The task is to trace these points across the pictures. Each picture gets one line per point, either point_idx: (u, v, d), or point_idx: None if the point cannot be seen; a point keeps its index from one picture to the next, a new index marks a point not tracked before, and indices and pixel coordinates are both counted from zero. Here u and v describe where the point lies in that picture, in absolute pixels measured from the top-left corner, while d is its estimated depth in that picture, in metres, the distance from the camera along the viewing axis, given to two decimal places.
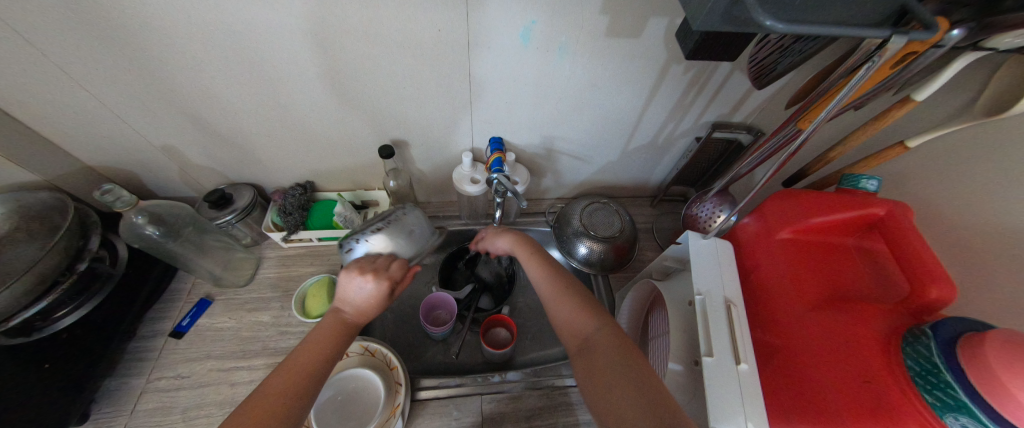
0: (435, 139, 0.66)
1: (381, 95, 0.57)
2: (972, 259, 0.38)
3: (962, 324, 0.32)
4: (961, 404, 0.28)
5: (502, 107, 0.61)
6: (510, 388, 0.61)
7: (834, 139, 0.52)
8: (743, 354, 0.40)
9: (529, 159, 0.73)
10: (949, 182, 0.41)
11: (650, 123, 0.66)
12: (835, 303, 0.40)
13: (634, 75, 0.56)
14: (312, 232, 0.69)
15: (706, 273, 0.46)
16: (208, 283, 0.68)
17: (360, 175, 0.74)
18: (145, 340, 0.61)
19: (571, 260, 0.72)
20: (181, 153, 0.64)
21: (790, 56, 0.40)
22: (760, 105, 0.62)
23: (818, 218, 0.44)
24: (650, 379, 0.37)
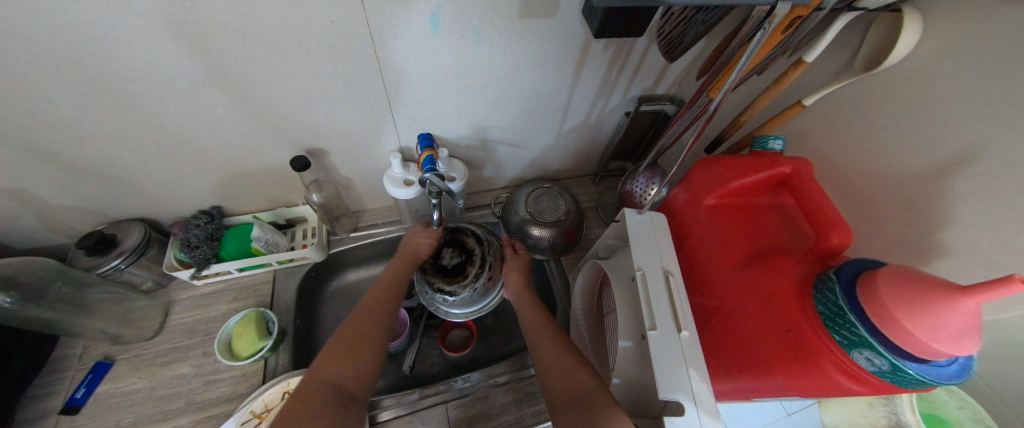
0: (357, 142, 0.60)
1: (280, 101, 0.50)
2: (862, 202, 0.42)
3: (858, 266, 0.35)
4: (863, 340, 0.31)
5: (425, 101, 0.57)
6: (474, 390, 0.60)
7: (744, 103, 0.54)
8: (683, 322, 0.42)
9: (465, 152, 0.69)
10: (840, 134, 0.45)
11: (581, 103, 0.65)
12: (757, 260, 0.43)
13: (557, 56, 0.55)
14: (229, 263, 0.61)
15: (644, 248, 0.47)
16: (103, 343, 0.57)
17: (277, 191, 0.66)
18: (27, 425, 0.50)
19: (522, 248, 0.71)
20: (27, 195, 0.52)
21: (694, 27, 0.40)
22: (679, 75, 0.63)
23: (736, 181, 0.46)
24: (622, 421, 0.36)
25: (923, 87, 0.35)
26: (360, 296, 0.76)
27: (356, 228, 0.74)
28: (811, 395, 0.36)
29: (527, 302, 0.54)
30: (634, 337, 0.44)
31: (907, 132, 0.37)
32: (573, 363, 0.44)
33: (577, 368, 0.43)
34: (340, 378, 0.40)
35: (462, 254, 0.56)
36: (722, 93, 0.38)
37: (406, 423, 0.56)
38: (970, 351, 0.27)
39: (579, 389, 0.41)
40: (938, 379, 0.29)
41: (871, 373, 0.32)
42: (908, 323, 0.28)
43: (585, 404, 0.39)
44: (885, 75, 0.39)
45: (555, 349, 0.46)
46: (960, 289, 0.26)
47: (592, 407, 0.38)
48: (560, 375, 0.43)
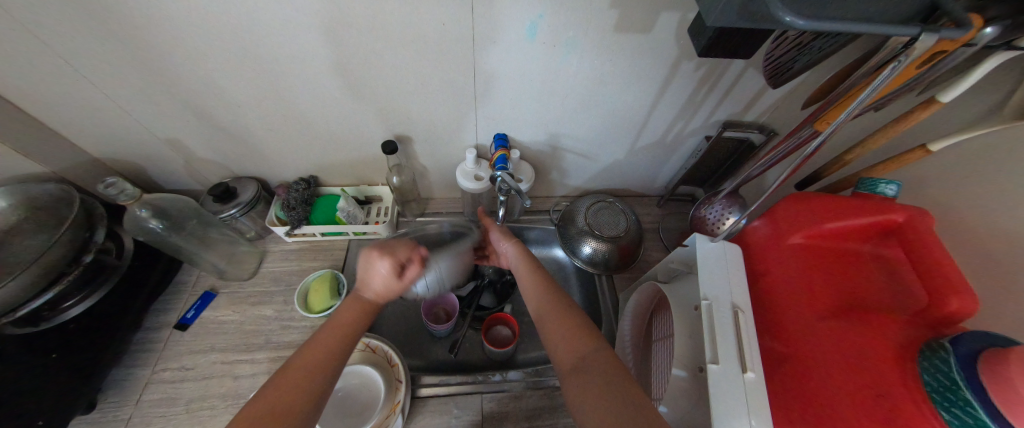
0: (440, 135, 0.65)
1: (385, 91, 0.56)
2: (996, 270, 0.36)
3: (982, 339, 0.30)
4: (982, 424, 0.27)
5: (507, 103, 0.60)
6: (511, 388, 0.61)
7: (851, 141, 0.50)
8: (750, 362, 0.39)
9: (534, 156, 0.72)
10: (974, 188, 0.39)
11: (659, 121, 0.64)
12: (847, 312, 0.39)
13: (643, 72, 0.55)
14: (316, 227, 0.70)
15: (713, 278, 0.45)
16: (212, 276, 0.68)
17: (364, 170, 0.73)
18: (151, 331, 0.62)
19: (575, 258, 0.71)
20: (185, 146, 0.64)
21: (808, 54, 0.38)
22: (773, 104, 0.60)
23: (831, 223, 0.42)
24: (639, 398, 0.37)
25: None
26: None
27: (422, 213, 0.80)
28: None
29: (524, 264, 0.57)
30: (690, 367, 0.42)
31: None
32: (581, 330, 0.45)
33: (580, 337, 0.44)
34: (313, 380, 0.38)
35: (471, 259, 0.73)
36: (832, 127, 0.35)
37: (442, 404, 0.59)
38: None
39: (581, 354, 0.43)
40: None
41: None
42: (1022, 388, 0.25)
43: (588, 373, 0.40)
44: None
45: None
46: None
47: (590, 369, 0.40)
48: (560, 341, 0.45)
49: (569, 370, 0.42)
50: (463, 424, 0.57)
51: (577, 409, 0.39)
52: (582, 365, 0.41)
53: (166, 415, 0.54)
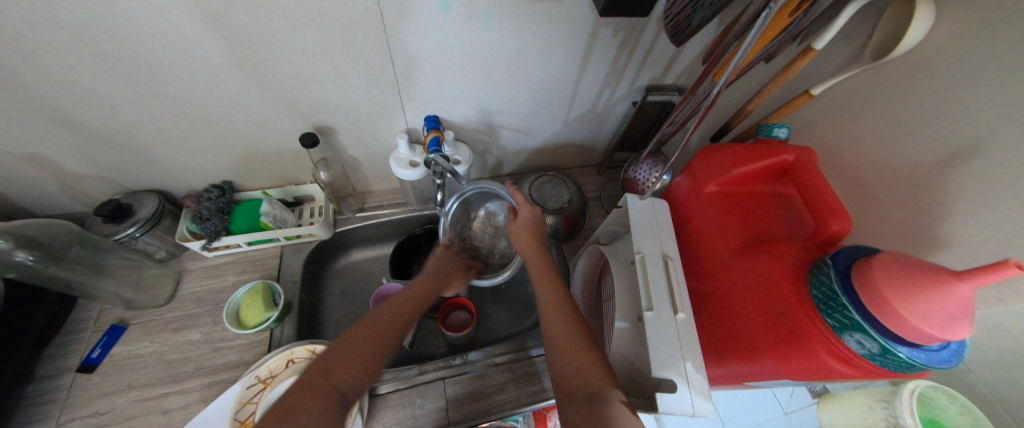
0: (365, 122, 0.61)
1: (291, 76, 0.51)
2: (867, 193, 0.42)
3: (854, 252, 0.35)
4: (856, 322, 0.31)
5: (432, 82, 0.57)
6: (473, 368, 0.61)
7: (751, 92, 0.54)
8: (681, 304, 0.42)
9: (471, 136, 0.70)
10: (846, 124, 0.45)
11: (588, 90, 0.65)
12: (755, 247, 0.43)
13: (565, 40, 0.55)
14: (239, 237, 0.63)
15: (644, 233, 0.48)
16: (119, 307, 0.60)
17: (287, 168, 0.67)
18: (47, 380, 0.53)
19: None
20: (51, 161, 0.54)
21: (702, 10, 0.40)
22: (688, 65, 0.63)
23: (739, 169, 0.46)
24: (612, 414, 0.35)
25: (932, 74, 0.35)
26: (364, 275, 0.77)
27: (362, 208, 0.76)
28: (805, 380, 0.36)
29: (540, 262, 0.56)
30: (630, 318, 0.45)
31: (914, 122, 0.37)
32: (594, 355, 0.42)
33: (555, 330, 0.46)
34: (368, 346, 0.44)
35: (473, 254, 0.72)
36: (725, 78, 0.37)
37: (405, 397, 0.58)
38: (961, 334, 0.27)
39: (596, 384, 0.39)
40: (931, 363, 0.29)
41: (862, 356, 0.32)
42: (903, 310, 0.28)
43: (592, 401, 0.37)
44: (896, 64, 0.38)
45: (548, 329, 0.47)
46: (959, 275, 0.26)
47: (601, 402, 0.37)
48: (564, 361, 0.43)
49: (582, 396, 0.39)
50: (428, 411, 0.57)
51: None
52: (586, 393, 0.38)
53: None
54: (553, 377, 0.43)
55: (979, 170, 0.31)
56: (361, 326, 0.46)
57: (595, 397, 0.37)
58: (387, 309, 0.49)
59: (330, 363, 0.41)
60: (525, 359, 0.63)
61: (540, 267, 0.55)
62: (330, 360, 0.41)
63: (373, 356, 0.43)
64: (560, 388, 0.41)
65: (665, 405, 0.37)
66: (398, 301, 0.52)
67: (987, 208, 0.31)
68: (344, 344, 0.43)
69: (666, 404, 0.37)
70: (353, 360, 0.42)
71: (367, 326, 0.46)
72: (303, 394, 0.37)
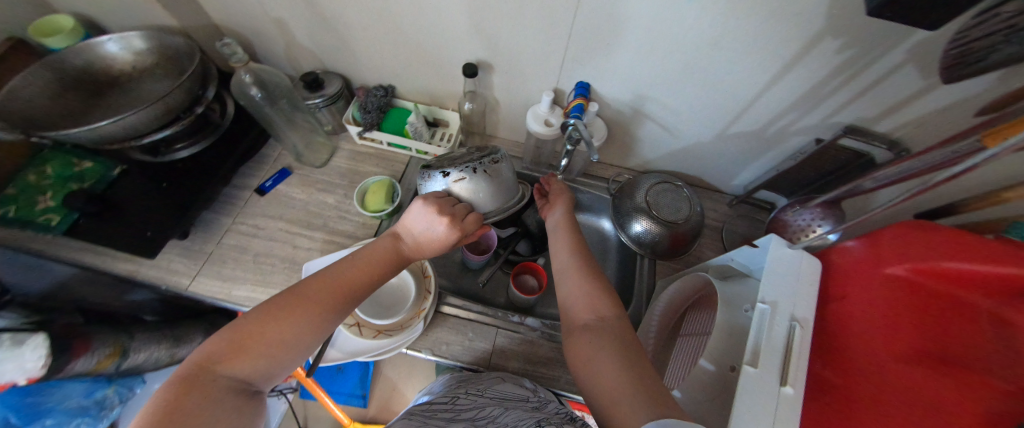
0: (522, 70, 0.63)
1: (482, 8, 0.54)
2: None
3: None
4: None
5: (601, 50, 0.55)
6: (526, 332, 0.63)
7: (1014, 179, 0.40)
8: (792, 377, 0.35)
9: (612, 115, 0.67)
10: None
11: (767, 107, 0.56)
12: (931, 364, 0.32)
13: (771, 42, 0.47)
14: (385, 135, 0.72)
15: (777, 284, 0.41)
16: (290, 156, 0.75)
17: (439, 90, 0.74)
18: (237, 189, 0.71)
19: (621, 232, 0.69)
20: (288, 29, 0.68)
21: (1011, 47, 0.30)
22: (922, 117, 0.49)
23: (952, 261, 0.34)
24: (637, 363, 0.37)
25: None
26: None
27: None
28: None
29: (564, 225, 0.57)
30: (721, 363, 0.40)
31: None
32: (607, 295, 0.45)
33: (601, 301, 0.45)
34: (280, 336, 0.36)
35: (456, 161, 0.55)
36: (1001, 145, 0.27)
37: (461, 325, 0.63)
38: None
39: (600, 314, 0.43)
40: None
41: None
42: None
43: (600, 331, 0.41)
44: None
45: (603, 291, 0.46)
46: None
47: (602, 333, 0.41)
48: (576, 298, 0.46)
49: (578, 327, 0.43)
50: (475, 347, 0.61)
51: (579, 373, 0.40)
52: (593, 325, 0.42)
53: (238, 260, 0.63)
54: (566, 312, 0.47)
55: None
56: (274, 305, 0.37)
57: (636, 373, 0.36)
58: (318, 289, 0.40)
59: (237, 345, 0.34)
60: None
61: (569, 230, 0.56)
62: (238, 338, 0.34)
63: (286, 351, 0.36)
64: (568, 322, 0.45)
65: None
66: (337, 272, 0.43)
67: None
68: (261, 323, 0.36)
69: None
70: (260, 343, 0.35)
71: (278, 310, 0.37)
72: (195, 377, 0.31)
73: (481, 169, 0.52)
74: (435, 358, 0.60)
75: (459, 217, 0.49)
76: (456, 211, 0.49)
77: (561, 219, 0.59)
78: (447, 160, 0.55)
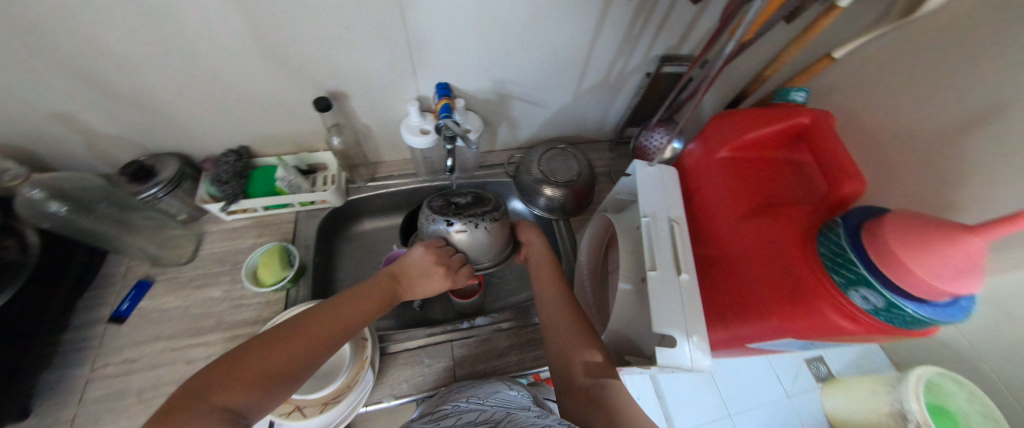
0: (377, 89, 0.62)
1: (307, 41, 0.51)
2: (888, 159, 0.42)
3: (865, 214, 0.35)
4: (862, 277, 0.31)
5: (444, 48, 0.57)
6: (479, 333, 0.63)
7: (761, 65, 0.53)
8: (684, 265, 0.42)
9: (482, 106, 0.70)
10: (870, 92, 0.45)
11: (600, 59, 0.65)
12: (764, 210, 0.42)
13: (579, 6, 0.54)
14: (256, 201, 0.65)
15: (652, 197, 0.48)
16: (145, 264, 0.63)
17: (300, 135, 0.68)
18: (81, 329, 0.56)
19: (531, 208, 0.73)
20: (78, 121, 0.56)
21: None
22: (705, 34, 0.62)
23: (752, 132, 0.45)
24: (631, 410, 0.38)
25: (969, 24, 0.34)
26: (374, 243, 0.79)
27: (372, 178, 0.76)
28: (809, 341, 0.36)
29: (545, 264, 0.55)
30: (635, 281, 0.45)
31: (959, 79, 0.35)
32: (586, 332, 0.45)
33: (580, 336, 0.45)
34: (278, 360, 0.34)
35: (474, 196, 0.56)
36: (740, 31, 0.37)
37: (413, 356, 0.60)
38: (968, 289, 0.28)
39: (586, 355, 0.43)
40: (938, 319, 0.29)
41: (868, 313, 0.32)
42: (907, 262, 0.29)
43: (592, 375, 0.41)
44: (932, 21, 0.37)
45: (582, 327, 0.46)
46: (969, 228, 0.26)
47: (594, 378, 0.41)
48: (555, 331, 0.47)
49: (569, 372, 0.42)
50: (435, 371, 0.59)
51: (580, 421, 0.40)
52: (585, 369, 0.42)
53: (116, 410, 0.51)
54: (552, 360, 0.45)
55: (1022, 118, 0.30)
56: (276, 333, 0.36)
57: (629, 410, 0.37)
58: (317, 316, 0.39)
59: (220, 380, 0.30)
60: (529, 325, 0.64)
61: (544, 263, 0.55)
62: (231, 363, 0.32)
63: (283, 377, 0.33)
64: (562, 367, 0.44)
65: (665, 359, 0.37)
66: (327, 307, 0.41)
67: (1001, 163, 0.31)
68: (258, 348, 0.34)
69: (666, 358, 0.37)
70: (256, 365, 0.32)
71: (279, 336, 0.36)
72: (183, 401, 0.28)
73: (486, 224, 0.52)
74: (399, 401, 0.56)
75: (447, 256, 0.50)
76: (451, 261, 0.50)
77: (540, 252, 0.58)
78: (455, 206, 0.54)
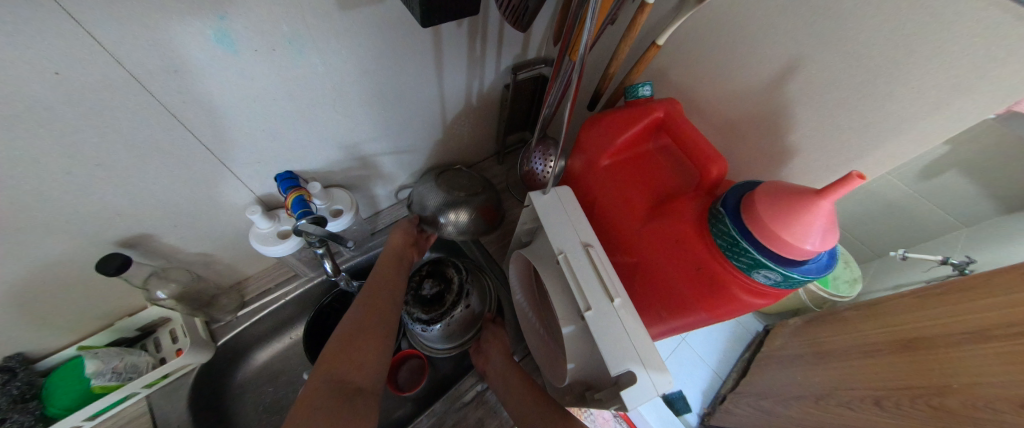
0: (190, 209, 0.47)
1: (37, 198, 0.36)
2: (728, 118, 0.48)
3: (739, 191, 0.37)
4: (758, 261, 0.33)
5: (262, 138, 0.46)
6: (443, 421, 0.56)
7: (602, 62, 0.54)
8: (614, 289, 0.41)
9: (344, 175, 0.60)
10: (694, 66, 0.50)
11: (455, 87, 0.60)
12: (658, 209, 0.43)
13: (406, 44, 0.48)
14: (67, 419, 0.45)
15: (560, 229, 0.45)
16: None
17: (102, 303, 0.49)
18: None
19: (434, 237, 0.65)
20: None
21: None
22: (542, 37, 0.62)
23: (620, 137, 0.46)
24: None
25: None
26: (281, 375, 0.63)
27: (243, 303, 0.61)
28: (733, 319, 0.39)
29: (506, 369, 0.54)
30: (574, 319, 0.43)
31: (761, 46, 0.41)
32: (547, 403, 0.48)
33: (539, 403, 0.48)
34: (358, 349, 0.45)
35: (440, 285, 0.63)
36: (581, 54, 0.32)
37: None
38: (832, 242, 0.32)
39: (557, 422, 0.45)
40: (820, 275, 0.33)
41: (769, 286, 0.35)
42: (785, 235, 0.31)
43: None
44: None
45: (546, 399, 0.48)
46: (817, 192, 0.30)
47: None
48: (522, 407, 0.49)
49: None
50: None
51: None
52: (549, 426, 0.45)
53: None
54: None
55: (830, 58, 0.36)
56: (345, 334, 0.47)
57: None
58: (360, 312, 0.50)
59: (352, 340, 0.46)
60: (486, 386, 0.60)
61: (509, 368, 0.54)
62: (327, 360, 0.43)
63: (370, 351, 0.46)
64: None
65: (632, 401, 0.35)
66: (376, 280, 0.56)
67: (822, 97, 0.38)
68: (337, 344, 0.45)
69: (632, 399, 0.35)
70: (348, 354, 0.44)
71: (347, 332, 0.47)
72: (313, 388, 0.40)
73: (451, 314, 0.60)
74: None
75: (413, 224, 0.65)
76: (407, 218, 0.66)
77: (504, 359, 0.56)
78: (423, 301, 0.62)
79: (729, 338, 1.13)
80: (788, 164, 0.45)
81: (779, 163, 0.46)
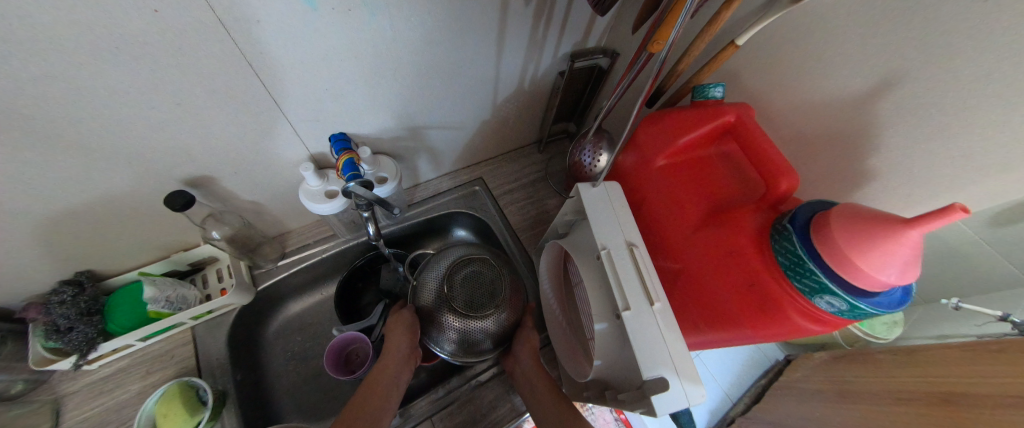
0: (250, 157, 0.49)
1: (123, 128, 0.38)
2: (804, 131, 0.45)
3: (809, 209, 0.35)
4: (823, 286, 0.31)
5: (325, 97, 0.47)
6: (455, 397, 0.58)
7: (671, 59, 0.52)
8: (656, 292, 0.39)
9: (391, 145, 0.61)
10: (773, 72, 0.46)
11: (510, 69, 0.59)
12: (713, 218, 0.41)
13: (472, 20, 0.47)
14: (125, 336, 0.49)
15: (605, 224, 0.44)
16: None
17: (163, 235, 0.52)
18: None
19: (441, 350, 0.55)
20: None
21: None
22: (606, 26, 0.60)
23: (682, 139, 0.44)
24: None
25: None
26: (310, 327, 0.66)
27: (284, 254, 0.63)
28: (777, 343, 0.37)
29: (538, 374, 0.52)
30: (609, 317, 0.42)
31: (855, 58, 0.38)
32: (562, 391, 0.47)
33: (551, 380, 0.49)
34: None
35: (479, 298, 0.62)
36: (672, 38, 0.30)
37: None
38: (911, 278, 0.29)
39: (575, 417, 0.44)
40: (891, 310, 0.30)
41: (829, 314, 0.33)
42: (860, 263, 0.29)
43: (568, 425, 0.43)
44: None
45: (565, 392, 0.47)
46: (904, 222, 0.28)
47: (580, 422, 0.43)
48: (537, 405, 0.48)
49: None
50: None
51: None
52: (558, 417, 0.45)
53: None
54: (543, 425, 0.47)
55: (937, 76, 0.32)
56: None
57: None
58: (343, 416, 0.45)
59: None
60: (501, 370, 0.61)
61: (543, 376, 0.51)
62: None
63: None
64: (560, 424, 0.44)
65: (661, 407, 0.34)
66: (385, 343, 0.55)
67: (916, 123, 0.34)
68: None
69: (662, 405, 0.34)
70: None
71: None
72: None
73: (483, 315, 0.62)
74: None
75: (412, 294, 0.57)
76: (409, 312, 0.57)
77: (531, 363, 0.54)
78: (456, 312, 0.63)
79: (747, 361, 1.09)
80: (864, 189, 0.42)
81: (852, 186, 0.42)
